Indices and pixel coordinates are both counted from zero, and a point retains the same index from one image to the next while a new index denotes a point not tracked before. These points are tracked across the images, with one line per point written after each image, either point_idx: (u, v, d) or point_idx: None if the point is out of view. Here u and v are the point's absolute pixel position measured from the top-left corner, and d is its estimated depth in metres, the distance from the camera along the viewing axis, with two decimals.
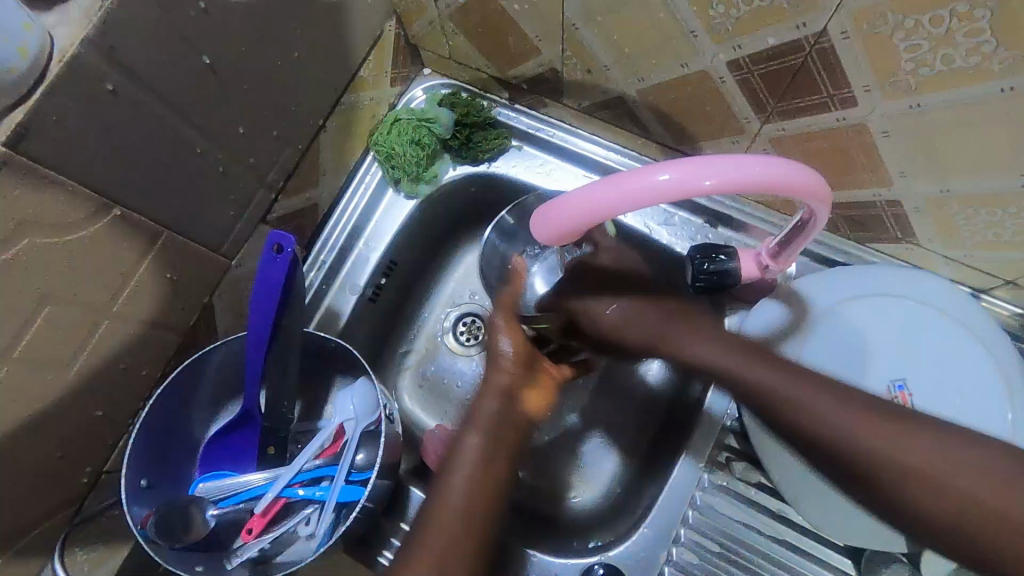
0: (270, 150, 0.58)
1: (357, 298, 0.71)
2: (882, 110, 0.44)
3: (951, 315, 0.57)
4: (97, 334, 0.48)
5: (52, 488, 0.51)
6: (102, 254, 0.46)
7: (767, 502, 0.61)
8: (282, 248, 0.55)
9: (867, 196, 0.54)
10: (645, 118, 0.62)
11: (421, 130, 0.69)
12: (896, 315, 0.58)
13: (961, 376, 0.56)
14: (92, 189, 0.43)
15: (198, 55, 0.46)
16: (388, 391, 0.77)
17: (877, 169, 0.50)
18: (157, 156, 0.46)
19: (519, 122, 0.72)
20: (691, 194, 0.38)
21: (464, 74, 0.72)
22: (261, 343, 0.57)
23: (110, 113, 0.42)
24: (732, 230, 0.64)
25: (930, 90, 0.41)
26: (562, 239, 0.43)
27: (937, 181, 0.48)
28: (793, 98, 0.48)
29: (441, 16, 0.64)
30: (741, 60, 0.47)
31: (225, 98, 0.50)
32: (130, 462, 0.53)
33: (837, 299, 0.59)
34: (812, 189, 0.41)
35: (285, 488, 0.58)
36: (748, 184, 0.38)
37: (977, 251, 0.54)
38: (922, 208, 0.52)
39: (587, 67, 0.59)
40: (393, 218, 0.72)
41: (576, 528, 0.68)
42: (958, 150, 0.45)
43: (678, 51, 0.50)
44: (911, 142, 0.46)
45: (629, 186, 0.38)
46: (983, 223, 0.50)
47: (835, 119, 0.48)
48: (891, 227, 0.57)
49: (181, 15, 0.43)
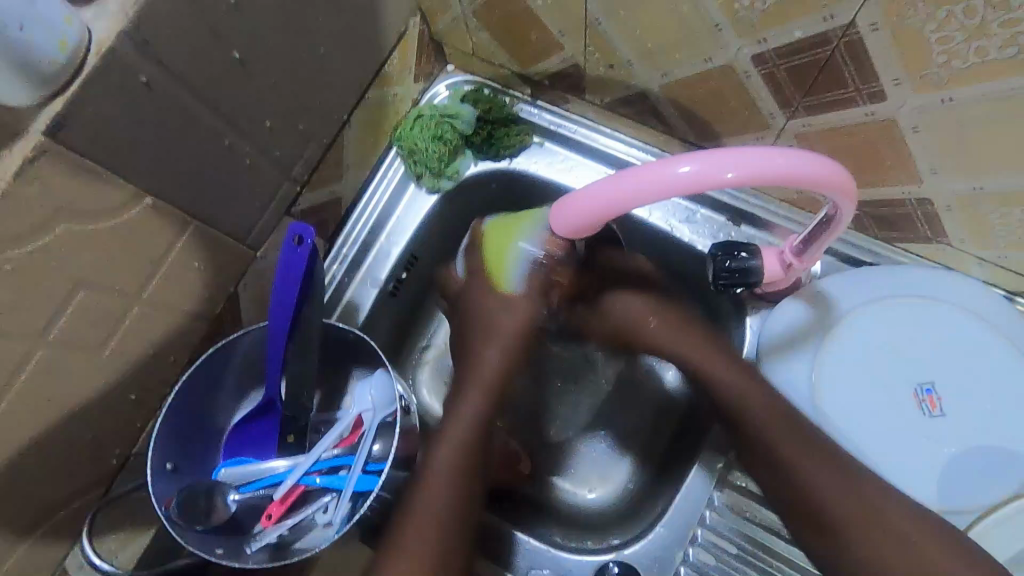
0: (296, 144, 0.59)
1: (378, 292, 0.72)
2: (913, 105, 0.43)
3: (981, 317, 0.56)
4: (128, 320, 0.49)
5: (82, 468, 0.53)
6: (135, 243, 0.47)
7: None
8: (303, 240, 0.55)
9: (896, 194, 0.53)
10: (668, 114, 0.62)
11: (443, 126, 0.70)
12: (923, 317, 0.57)
13: (993, 380, 0.54)
14: (125, 178, 0.44)
15: (229, 49, 0.47)
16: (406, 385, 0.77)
17: (907, 165, 0.49)
18: (187, 147, 0.48)
19: (541, 118, 0.72)
20: (713, 185, 0.37)
21: (487, 71, 0.72)
22: (281, 334, 0.58)
23: (144, 104, 0.43)
24: (756, 228, 0.63)
25: (963, 83, 0.40)
26: (579, 231, 0.43)
27: (970, 178, 0.47)
28: (820, 93, 0.47)
29: (465, 12, 0.64)
30: (766, 53, 0.46)
31: (253, 92, 0.51)
32: (156, 444, 0.54)
33: (862, 300, 0.58)
34: (837, 183, 0.40)
35: (304, 475, 0.59)
36: (772, 177, 0.37)
37: (1013, 252, 0.52)
38: (953, 206, 0.51)
39: (609, 63, 0.59)
40: (414, 212, 0.73)
41: (591, 527, 0.68)
42: (993, 145, 0.43)
43: (702, 45, 0.50)
44: (943, 137, 0.45)
45: (650, 176, 0.38)
46: (1019, 222, 0.48)
47: (863, 113, 0.47)
48: (922, 226, 0.55)
49: (212, 10, 0.44)
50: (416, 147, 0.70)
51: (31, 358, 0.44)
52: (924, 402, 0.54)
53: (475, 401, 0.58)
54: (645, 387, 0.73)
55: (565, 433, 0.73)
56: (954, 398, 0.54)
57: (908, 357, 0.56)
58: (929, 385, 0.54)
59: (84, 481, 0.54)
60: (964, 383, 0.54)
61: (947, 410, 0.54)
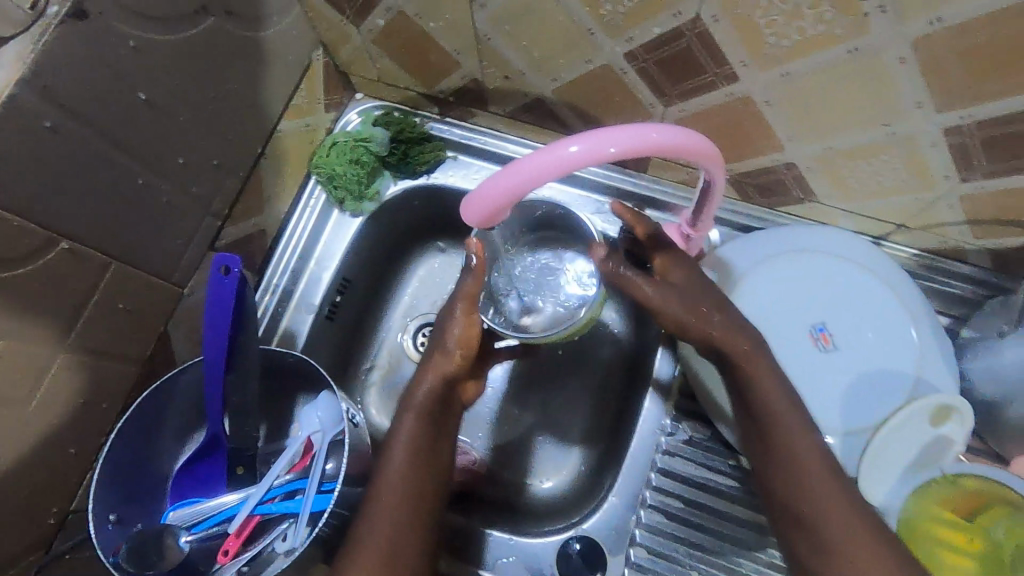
0: (212, 179, 0.61)
1: (313, 317, 0.73)
2: (760, 81, 0.51)
3: (853, 259, 0.63)
4: (53, 368, 0.49)
5: (17, 530, 0.51)
6: (53, 288, 0.47)
7: (723, 454, 0.65)
8: (230, 269, 0.57)
9: (767, 162, 0.61)
10: (565, 116, 0.67)
11: (359, 150, 0.73)
12: (807, 267, 0.64)
13: (871, 311, 0.61)
14: (36, 223, 0.44)
15: (133, 91, 0.48)
16: (355, 405, 0.79)
17: (769, 135, 0.57)
18: (100, 188, 0.48)
19: (451, 134, 0.76)
20: (599, 161, 0.42)
21: (395, 95, 0.76)
22: (218, 366, 0.58)
23: (51, 148, 0.44)
24: (659, 211, 0.70)
25: (794, 58, 0.47)
26: (489, 220, 0.47)
27: (819, 139, 0.54)
28: (686, 81, 0.54)
29: (365, 41, 0.68)
30: (635, 51, 0.53)
31: (163, 130, 0.52)
32: (96, 496, 0.53)
33: (755, 260, 0.64)
34: (703, 152, 0.46)
35: (258, 505, 0.59)
36: (646, 148, 0.43)
37: (868, 201, 0.61)
38: (813, 166, 0.58)
39: (505, 74, 0.64)
40: (341, 236, 0.75)
41: (551, 511, 0.70)
42: (830, 110, 0.51)
43: (582, 49, 0.56)
44: (790, 107, 0.52)
45: (543, 160, 0.42)
46: (866, 173, 0.57)
47: (725, 94, 0.54)
48: (793, 189, 0.63)
49: (110, 53, 0.46)
50: (336, 173, 0.72)
51: None
52: (819, 340, 0.60)
53: (413, 412, 0.59)
54: (585, 371, 0.77)
55: (515, 427, 0.76)
56: (843, 333, 0.61)
57: (800, 304, 0.62)
58: (820, 325, 0.61)
59: (19, 545, 0.51)
60: (849, 318, 0.61)
61: (839, 344, 0.60)
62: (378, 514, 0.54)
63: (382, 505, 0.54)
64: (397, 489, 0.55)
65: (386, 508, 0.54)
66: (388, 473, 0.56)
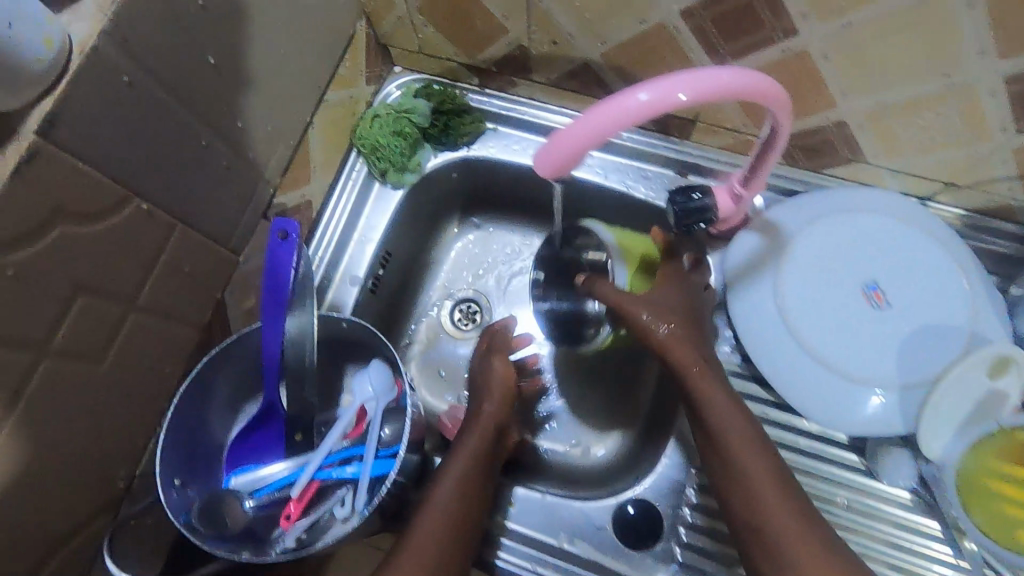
0: (265, 147, 0.59)
1: (358, 289, 0.73)
2: (821, 34, 0.50)
3: (889, 213, 0.64)
4: (124, 332, 0.48)
5: (90, 490, 0.50)
6: (130, 243, 0.46)
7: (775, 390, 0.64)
8: (288, 234, 0.57)
9: (817, 122, 0.61)
10: (611, 81, 0.67)
11: (401, 121, 0.73)
12: (855, 230, 0.64)
13: (920, 267, 0.62)
14: (113, 181, 0.43)
15: (204, 55, 0.48)
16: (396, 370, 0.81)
17: (822, 93, 0.57)
18: (167, 147, 0.47)
19: (491, 105, 0.75)
20: (667, 109, 0.41)
21: (432, 66, 0.75)
22: (276, 330, 0.58)
23: (126, 106, 0.43)
24: (701, 176, 0.71)
25: (861, 8, 0.47)
26: (565, 168, 0.45)
27: (873, 95, 0.54)
28: (743, 37, 0.54)
29: (408, 9, 0.67)
30: (694, 7, 0.53)
31: (223, 94, 0.51)
32: (164, 462, 0.53)
33: (802, 222, 0.65)
34: (771, 95, 0.44)
35: (318, 471, 0.60)
36: (718, 92, 0.42)
37: (917, 157, 0.61)
38: (865, 123, 0.58)
39: (552, 38, 0.63)
40: (382, 211, 0.74)
41: (598, 479, 0.72)
42: (884, 63, 0.51)
43: (637, 8, 0.55)
44: (846, 63, 0.52)
45: (613, 109, 0.41)
46: (920, 127, 0.56)
47: (780, 50, 0.54)
48: (841, 149, 0.63)
49: (180, 11, 0.44)
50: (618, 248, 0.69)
51: (35, 372, 0.42)
52: (873, 298, 0.61)
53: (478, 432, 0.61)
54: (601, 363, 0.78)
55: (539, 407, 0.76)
56: (895, 287, 0.61)
57: (852, 262, 0.63)
58: (873, 283, 0.61)
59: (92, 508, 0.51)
60: (900, 272, 0.62)
61: (892, 302, 0.60)
62: (449, 483, 0.56)
63: (461, 473, 0.57)
64: (459, 485, 0.56)
65: (465, 467, 0.57)
66: (466, 454, 0.58)
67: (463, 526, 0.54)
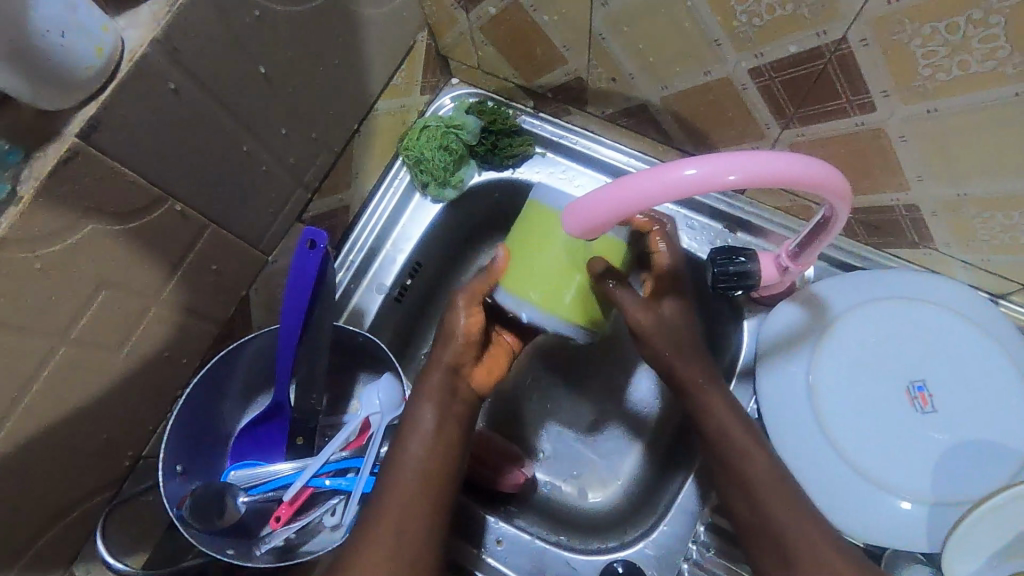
0: (305, 153, 0.60)
1: (383, 297, 0.73)
2: (899, 114, 0.46)
3: (952, 308, 0.59)
4: (144, 322, 0.49)
5: (95, 470, 0.52)
6: (158, 240, 0.47)
7: None
8: (315, 243, 0.56)
9: (884, 200, 0.56)
10: (667, 124, 0.64)
11: (449, 137, 0.71)
12: (909, 320, 0.59)
13: (976, 374, 0.56)
14: (149, 182, 0.44)
15: (254, 64, 0.49)
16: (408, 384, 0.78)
17: (894, 174, 0.52)
18: (207, 150, 0.48)
19: (542, 130, 0.74)
20: (714, 187, 0.39)
21: (489, 83, 0.74)
22: (292, 335, 0.58)
23: (171, 112, 0.43)
24: (750, 234, 0.67)
25: (948, 94, 0.43)
26: (604, 226, 0.45)
27: (952, 185, 0.49)
28: (812, 105, 0.50)
29: (470, 27, 0.66)
30: (762, 67, 0.49)
31: (269, 100, 0.52)
32: (168, 449, 0.54)
33: (853, 303, 0.60)
34: (832, 183, 0.41)
35: (313, 478, 0.60)
36: (772, 177, 0.39)
37: (993, 254, 0.55)
38: (938, 211, 0.53)
39: (612, 75, 0.61)
40: (418, 222, 0.74)
41: (595, 528, 0.70)
42: (968, 155, 0.46)
43: (702, 59, 0.52)
44: (926, 148, 0.48)
45: (657, 180, 0.40)
46: (1000, 226, 0.51)
47: (853, 124, 0.49)
48: (908, 231, 0.58)
49: (234, 22, 0.45)
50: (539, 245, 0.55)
51: (53, 357, 0.44)
52: (917, 400, 0.56)
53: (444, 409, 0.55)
54: (617, 409, 0.75)
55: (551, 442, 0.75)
56: (944, 390, 0.56)
57: (901, 355, 0.58)
58: (920, 382, 0.57)
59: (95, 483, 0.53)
60: (952, 375, 0.57)
61: (937, 406, 0.56)
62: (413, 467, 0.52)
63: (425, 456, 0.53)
64: (429, 470, 0.52)
65: (432, 448, 0.53)
66: (429, 430, 0.54)
67: (437, 500, 0.51)
